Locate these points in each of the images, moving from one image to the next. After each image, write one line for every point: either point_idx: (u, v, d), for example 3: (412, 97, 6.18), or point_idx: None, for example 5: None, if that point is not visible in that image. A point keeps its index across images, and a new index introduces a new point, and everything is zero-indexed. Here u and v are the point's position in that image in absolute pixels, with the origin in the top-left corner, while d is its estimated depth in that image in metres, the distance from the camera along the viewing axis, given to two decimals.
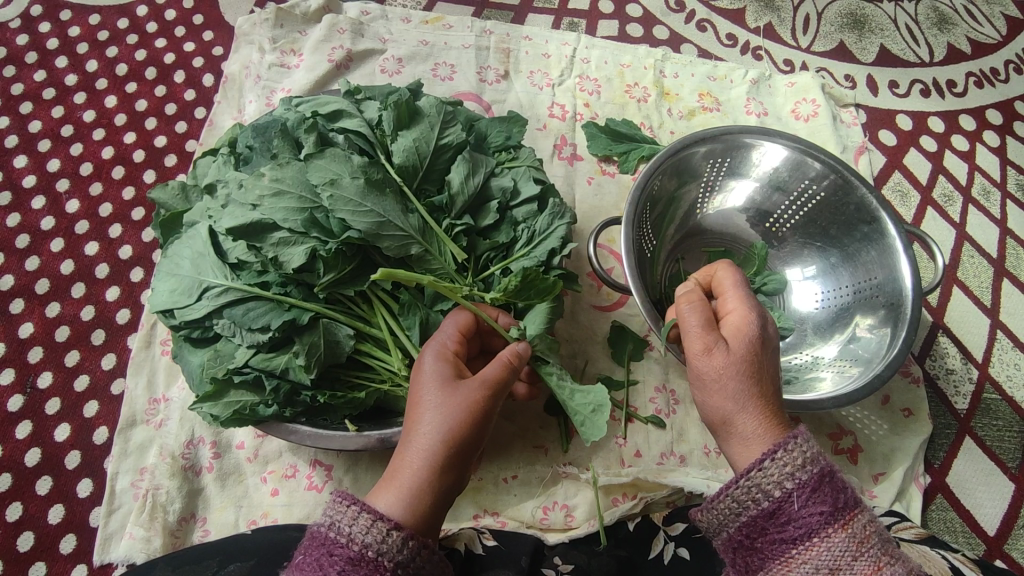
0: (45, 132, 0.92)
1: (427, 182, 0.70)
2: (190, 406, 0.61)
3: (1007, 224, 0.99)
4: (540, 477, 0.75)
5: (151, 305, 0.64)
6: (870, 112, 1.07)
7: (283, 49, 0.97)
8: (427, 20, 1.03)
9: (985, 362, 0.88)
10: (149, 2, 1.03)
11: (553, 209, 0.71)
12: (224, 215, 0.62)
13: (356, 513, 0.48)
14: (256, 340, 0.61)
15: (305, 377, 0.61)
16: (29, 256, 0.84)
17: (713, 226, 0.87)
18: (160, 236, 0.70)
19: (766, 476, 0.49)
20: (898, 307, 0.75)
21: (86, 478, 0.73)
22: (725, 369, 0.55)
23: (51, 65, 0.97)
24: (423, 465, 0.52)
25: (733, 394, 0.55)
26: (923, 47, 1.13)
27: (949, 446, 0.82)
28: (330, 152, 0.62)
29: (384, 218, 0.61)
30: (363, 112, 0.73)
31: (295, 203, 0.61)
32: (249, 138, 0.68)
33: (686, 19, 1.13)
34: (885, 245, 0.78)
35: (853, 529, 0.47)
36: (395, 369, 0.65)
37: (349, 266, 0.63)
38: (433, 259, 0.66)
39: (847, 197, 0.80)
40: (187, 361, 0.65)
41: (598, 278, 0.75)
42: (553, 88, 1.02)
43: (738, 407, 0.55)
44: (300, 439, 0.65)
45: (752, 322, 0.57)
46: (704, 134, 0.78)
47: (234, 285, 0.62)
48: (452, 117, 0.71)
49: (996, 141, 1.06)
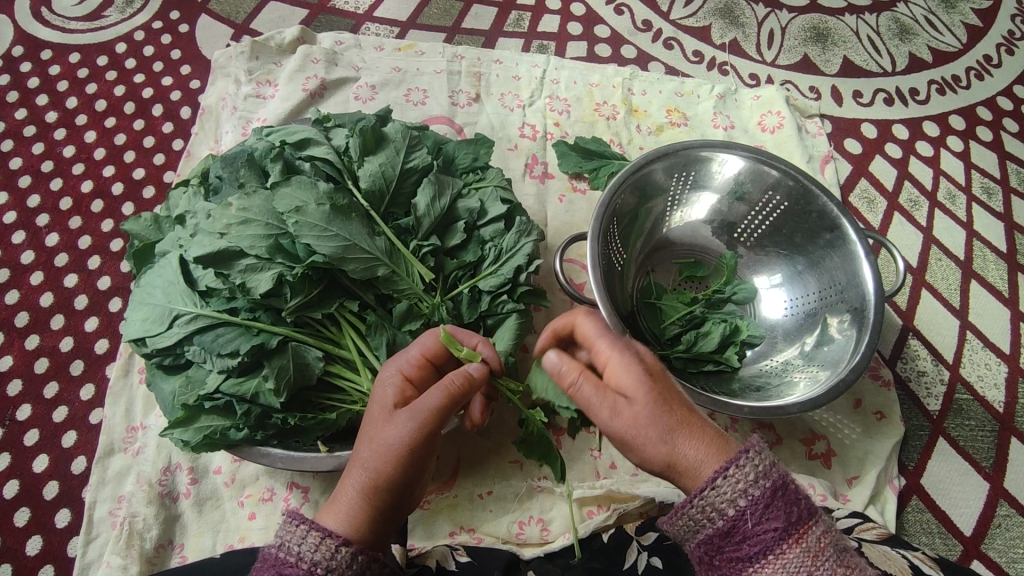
0: (26, 168, 0.94)
1: (394, 206, 0.72)
2: (161, 433, 0.62)
3: (973, 227, 1.01)
4: (515, 491, 0.75)
5: (124, 334, 0.65)
6: (835, 122, 1.10)
7: (259, 80, 1.00)
8: (399, 48, 1.06)
9: (956, 363, 0.89)
10: (128, 40, 1.06)
11: (520, 227, 0.73)
12: (193, 244, 0.63)
13: (305, 531, 0.49)
14: (226, 365, 0.62)
15: (275, 401, 0.62)
16: (9, 290, 0.85)
17: (681, 239, 0.89)
18: (134, 267, 0.71)
19: (720, 494, 0.50)
20: (862, 312, 0.76)
21: (65, 508, 0.74)
22: (637, 417, 0.54)
23: (32, 103, 1.00)
24: (359, 489, 0.52)
25: (655, 435, 0.53)
26: (885, 58, 1.17)
27: (923, 447, 0.83)
28: (296, 180, 0.64)
29: (349, 242, 0.63)
30: (331, 139, 0.75)
31: (261, 230, 0.63)
32: (218, 169, 0.70)
33: (653, 38, 1.17)
34: (847, 251, 0.79)
35: (807, 543, 0.48)
36: (365, 389, 0.67)
37: (316, 289, 0.65)
38: (400, 280, 0.67)
39: (809, 205, 0.82)
40: (160, 389, 0.66)
41: (568, 294, 0.76)
42: (524, 109, 1.04)
43: (668, 441, 0.53)
44: (271, 462, 0.66)
45: (632, 362, 0.56)
46: (662, 151, 0.81)
47: (203, 311, 0.64)
48: (416, 142, 0.73)
49: (960, 146, 1.08)
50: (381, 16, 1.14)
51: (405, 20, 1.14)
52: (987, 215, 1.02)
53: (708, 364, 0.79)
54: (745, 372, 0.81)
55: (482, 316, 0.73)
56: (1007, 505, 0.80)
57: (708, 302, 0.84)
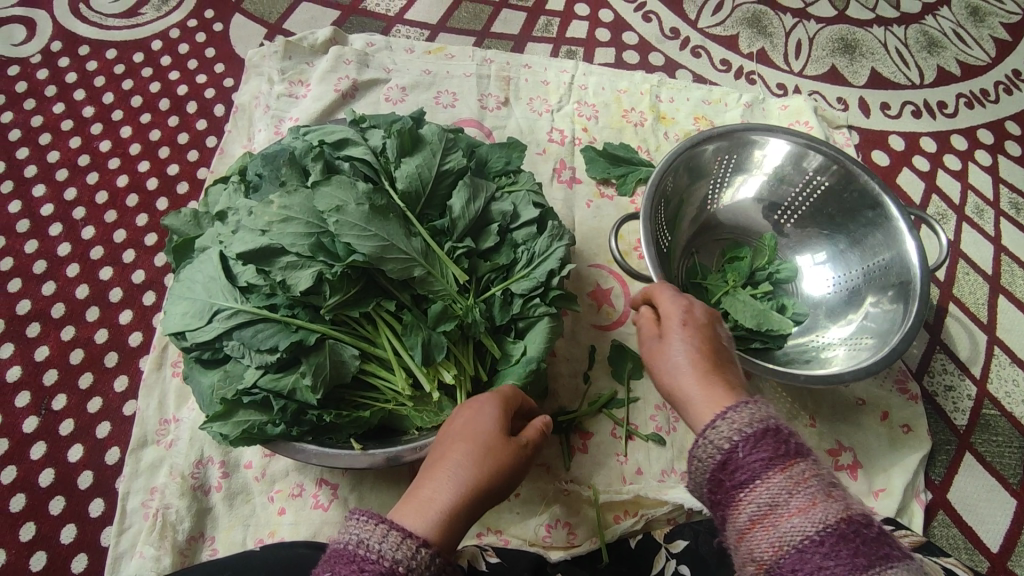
0: (63, 161, 0.96)
1: (429, 208, 0.73)
2: (201, 425, 0.63)
3: (1002, 242, 1.01)
4: (542, 494, 0.75)
5: (165, 328, 0.66)
6: (863, 134, 1.10)
7: (292, 80, 1.01)
8: (429, 51, 1.08)
9: (983, 378, 0.88)
10: (163, 37, 1.07)
11: (552, 232, 0.73)
12: (234, 240, 0.64)
13: (386, 530, 0.46)
14: (265, 360, 0.63)
15: (311, 397, 0.64)
16: (45, 281, 0.87)
17: (725, 220, 0.90)
18: (173, 261, 0.73)
19: (718, 433, 0.51)
20: (908, 284, 0.78)
21: (98, 498, 0.74)
22: (658, 353, 0.62)
23: (70, 98, 1.01)
24: (458, 494, 0.51)
25: (670, 368, 0.60)
26: (914, 70, 1.17)
27: (949, 462, 0.83)
28: (336, 180, 0.65)
29: (387, 242, 0.64)
30: (368, 140, 0.76)
31: (302, 228, 0.64)
32: (259, 167, 0.71)
33: (681, 46, 1.17)
34: (890, 228, 0.81)
35: (792, 472, 0.47)
36: (399, 389, 0.68)
37: (354, 288, 0.66)
38: (436, 281, 0.68)
39: (850, 186, 0.83)
40: (197, 383, 0.67)
41: (622, 269, 0.79)
42: (552, 114, 1.05)
43: (680, 376, 0.59)
44: (305, 458, 0.66)
45: (676, 305, 0.63)
46: (710, 133, 0.82)
47: (243, 307, 0.64)
48: (452, 144, 0.74)
49: (988, 160, 1.08)
50: (411, 18, 1.15)
51: (435, 23, 1.15)
52: (1016, 230, 1.02)
53: (755, 342, 0.81)
54: (792, 347, 0.82)
55: (513, 319, 0.74)
56: None
57: (754, 283, 0.85)
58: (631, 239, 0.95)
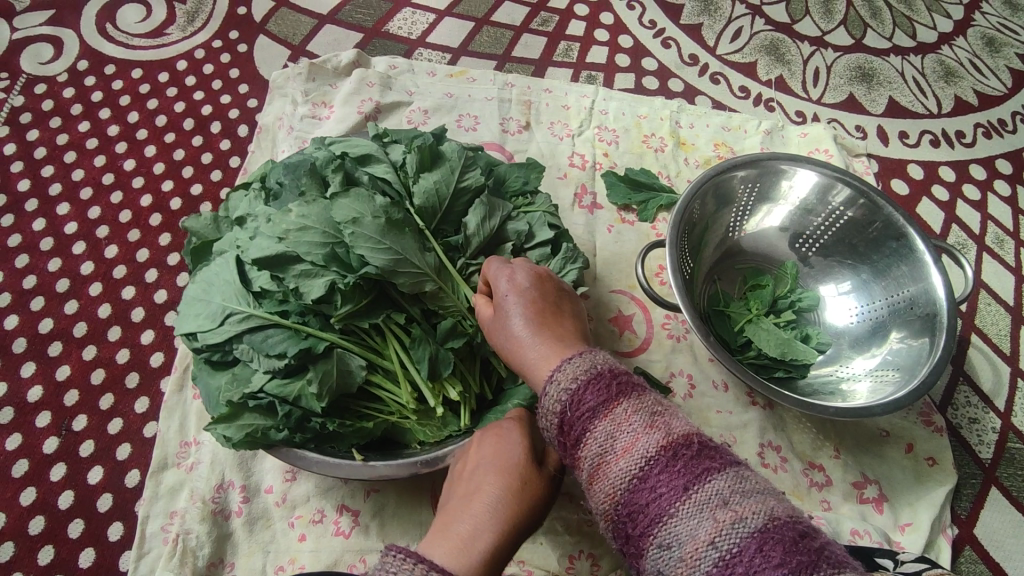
0: (87, 180, 0.96)
1: (445, 223, 0.73)
2: (203, 426, 0.62)
3: (1022, 272, 1.00)
4: (566, 525, 0.74)
5: (177, 328, 0.67)
6: (882, 162, 1.10)
7: (315, 101, 1.01)
8: (451, 74, 1.09)
9: (1007, 411, 0.88)
10: (188, 57, 1.09)
11: (566, 254, 0.74)
12: (252, 246, 0.64)
13: (415, 566, 0.45)
14: (273, 365, 0.63)
15: (316, 405, 0.63)
16: (68, 300, 0.87)
17: (748, 248, 0.90)
18: (190, 263, 0.73)
19: (549, 397, 0.53)
20: (934, 318, 0.77)
21: (117, 521, 0.74)
22: (494, 329, 0.63)
23: (95, 116, 1.02)
24: (498, 529, 0.51)
25: (509, 335, 0.61)
26: (931, 99, 1.17)
27: (975, 496, 0.82)
28: (354, 192, 0.65)
29: (402, 255, 0.64)
30: (390, 154, 0.76)
31: (318, 238, 0.64)
32: (281, 175, 0.72)
33: (700, 73, 1.18)
34: (916, 260, 0.81)
35: (613, 415, 0.49)
36: (404, 402, 0.67)
37: (366, 299, 0.66)
38: (447, 297, 0.68)
39: (875, 217, 0.84)
40: (206, 384, 0.67)
41: (646, 296, 0.79)
42: (573, 138, 1.05)
43: (516, 341, 0.60)
44: (306, 466, 0.65)
45: (502, 279, 0.63)
46: (738, 160, 0.83)
47: (256, 312, 0.65)
48: (471, 161, 0.74)
49: (1007, 190, 1.08)
50: (433, 42, 1.16)
51: (456, 47, 1.16)
52: None
53: (778, 371, 0.81)
54: (815, 377, 0.82)
55: None
56: None
57: (776, 312, 0.85)
58: (654, 266, 0.95)
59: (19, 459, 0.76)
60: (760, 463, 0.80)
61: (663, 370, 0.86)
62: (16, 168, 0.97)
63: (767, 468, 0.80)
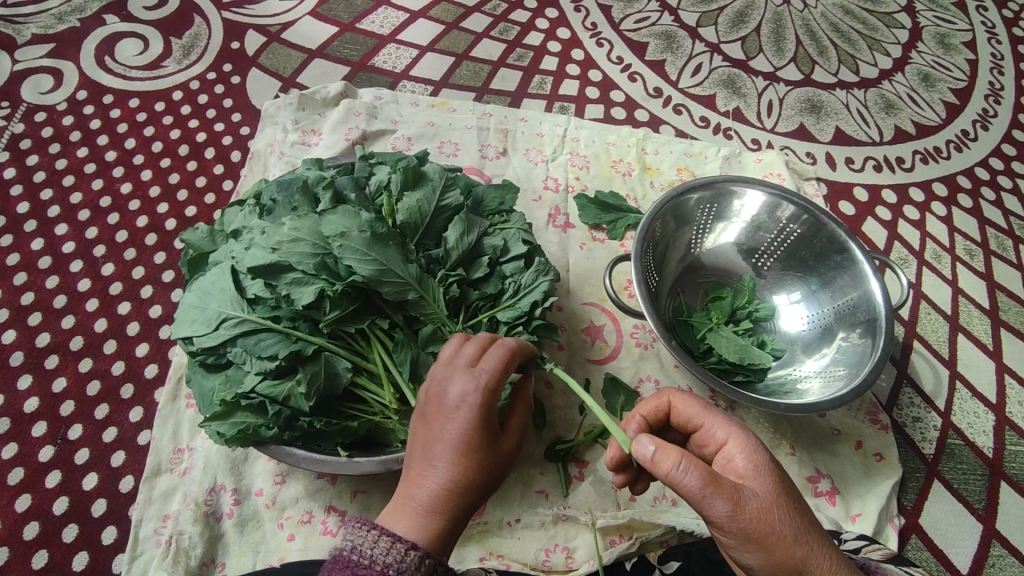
0: (85, 203, 1.01)
1: (426, 238, 0.79)
2: (199, 423, 0.67)
3: (958, 284, 1.10)
4: (541, 520, 0.79)
5: (175, 332, 0.72)
6: (830, 185, 1.20)
7: (305, 129, 1.08)
8: (433, 105, 1.16)
9: (947, 410, 0.95)
10: (184, 88, 1.15)
11: (539, 267, 0.80)
12: (247, 256, 0.70)
13: (377, 536, 0.55)
14: (264, 367, 0.68)
15: (305, 405, 0.67)
16: (65, 315, 0.90)
17: (708, 263, 0.98)
18: (187, 273, 0.79)
19: None
20: (874, 321, 0.85)
21: (111, 526, 0.76)
22: (766, 510, 0.54)
23: (93, 143, 1.07)
24: (439, 497, 0.57)
25: (779, 529, 0.54)
26: (874, 129, 1.28)
27: (920, 489, 0.88)
28: (342, 209, 0.71)
29: (386, 266, 0.69)
30: (376, 174, 0.83)
31: (309, 249, 0.70)
32: (274, 193, 0.78)
33: (664, 104, 1.28)
34: (857, 270, 0.89)
35: None
36: (387, 402, 0.72)
37: (352, 305, 0.71)
38: (428, 304, 0.73)
39: (820, 232, 0.92)
40: (200, 385, 0.72)
41: (613, 305, 0.86)
42: (547, 163, 1.13)
43: (786, 532, 0.54)
44: (294, 462, 0.69)
45: (748, 441, 0.60)
46: (693, 184, 0.92)
47: (249, 317, 0.70)
48: (451, 183, 0.81)
49: (943, 211, 1.18)
50: (416, 75, 1.25)
51: (438, 79, 1.25)
52: (971, 275, 1.11)
53: (737, 375, 0.87)
54: (772, 380, 0.89)
55: None
56: (999, 546, 0.86)
57: (735, 321, 0.92)
58: (621, 280, 1.02)
59: (14, 468, 0.79)
60: None
61: (632, 376, 0.92)
62: (15, 191, 1.01)
63: None
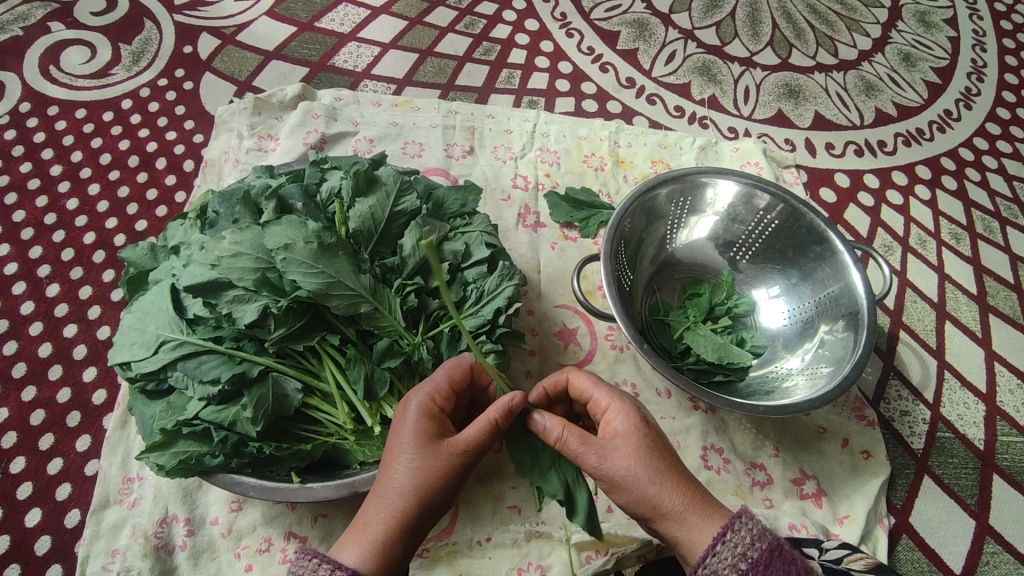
0: (29, 221, 0.96)
1: (381, 245, 0.75)
2: (136, 455, 0.62)
3: (944, 270, 1.06)
4: (513, 537, 0.75)
5: (111, 358, 0.67)
6: (810, 172, 1.16)
7: (261, 135, 1.04)
8: (395, 104, 1.12)
9: (936, 402, 0.92)
10: (134, 96, 1.10)
11: (503, 272, 0.76)
12: (185, 273, 0.66)
13: (316, 565, 0.54)
14: (207, 392, 0.64)
15: (251, 430, 0.63)
16: (7, 341, 0.85)
17: (684, 258, 0.94)
18: (127, 293, 0.74)
19: None
20: (857, 315, 0.82)
21: (56, 563, 0.72)
22: (628, 457, 0.60)
23: (38, 157, 1.02)
24: (387, 519, 0.56)
25: (636, 473, 0.59)
26: (854, 112, 1.24)
27: (910, 486, 0.85)
28: (286, 220, 0.66)
29: (334, 279, 0.65)
30: (327, 180, 0.79)
31: (250, 263, 0.65)
32: (216, 205, 0.73)
33: (637, 94, 1.23)
34: (837, 261, 0.85)
35: None
36: (341, 422, 0.68)
37: (299, 322, 0.67)
38: (383, 317, 0.69)
39: (797, 221, 0.88)
40: (141, 414, 0.67)
41: (583, 308, 0.82)
42: (516, 161, 1.09)
43: (645, 474, 0.59)
44: (243, 491, 0.65)
45: (626, 407, 0.63)
46: (663, 178, 0.87)
47: (190, 339, 0.66)
48: (406, 187, 0.77)
49: (927, 194, 1.15)
50: (378, 74, 1.20)
51: (401, 77, 1.20)
52: (958, 260, 1.07)
53: (717, 375, 0.83)
54: (752, 378, 0.85)
55: None
56: (993, 542, 0.82)
57: (712, 316, 0.88)
58: (594, 280, 0.98)
59: None
60: (703, 465, 0.82)
61: (608, 380, 0.88)
62: None
63: (709, 469, 0.82)
